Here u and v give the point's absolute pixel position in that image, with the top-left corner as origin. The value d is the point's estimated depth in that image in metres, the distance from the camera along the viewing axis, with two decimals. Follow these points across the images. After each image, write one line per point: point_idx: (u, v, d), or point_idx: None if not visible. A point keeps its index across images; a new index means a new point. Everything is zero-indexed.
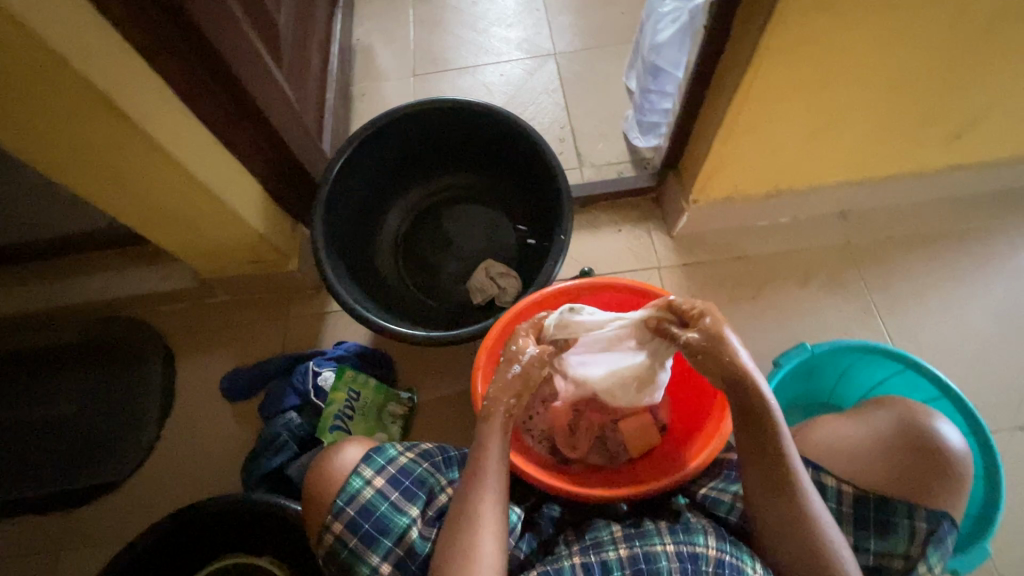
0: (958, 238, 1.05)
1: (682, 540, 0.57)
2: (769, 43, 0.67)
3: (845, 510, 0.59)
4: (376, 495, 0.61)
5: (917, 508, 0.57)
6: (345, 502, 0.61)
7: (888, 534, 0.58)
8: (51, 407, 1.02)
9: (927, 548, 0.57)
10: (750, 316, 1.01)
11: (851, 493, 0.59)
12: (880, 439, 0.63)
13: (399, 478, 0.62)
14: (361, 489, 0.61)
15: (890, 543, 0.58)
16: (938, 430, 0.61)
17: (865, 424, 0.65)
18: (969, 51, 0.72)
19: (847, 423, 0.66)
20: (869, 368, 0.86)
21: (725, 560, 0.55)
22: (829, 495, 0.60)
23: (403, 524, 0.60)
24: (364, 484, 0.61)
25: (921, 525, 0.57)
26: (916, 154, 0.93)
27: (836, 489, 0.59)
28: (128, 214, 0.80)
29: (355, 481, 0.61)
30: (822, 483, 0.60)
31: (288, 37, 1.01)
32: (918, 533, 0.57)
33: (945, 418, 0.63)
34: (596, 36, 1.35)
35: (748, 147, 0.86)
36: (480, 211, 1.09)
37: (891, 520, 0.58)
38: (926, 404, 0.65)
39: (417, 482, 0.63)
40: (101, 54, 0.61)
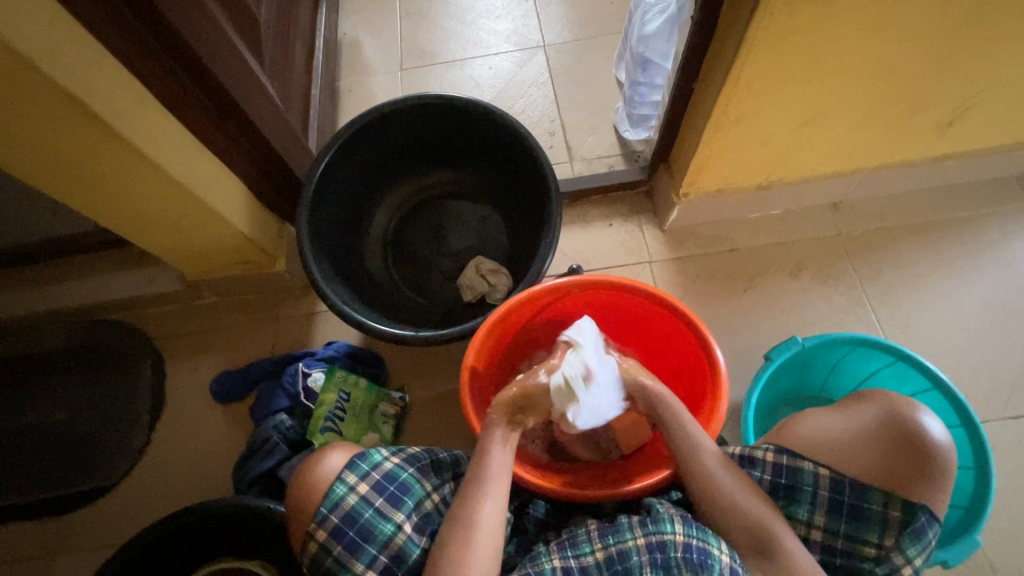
0: (950, 227, 1.04)
1: (651, 531, 0.56)
2: (757, 33, 0.66)
3: (822, 493, 0.60)
4: (360, 502, 0.60)
5: (892, 497, 0.58)
6: (329, 510, 0.60)
7: (863, 521, 0.59)
8: (39, 412, 1.01)
9: (902, 538, 0.57)
10: (742, 309, 1.00)
11: (827, 477, 0.60)
12: (861, 430, 0.62)
13: (385, 484, 0.61)
14: (346, 496, 0.60)
15: (864, 531, 0.59)
16: (922, 423, 0.60)
17: (847, 415, 0.64)
18: (960, 40, 0.71)
19: (834, 414, 0.65)
20: (860, 360, 0.86)
21: (693, 544, 0.55)
22: (805, 480, 0.61)
23: (389, 531, 0.60)
24: (348, 490, 0.61)
25: (895, 514, 0.58)
26: (907, 143, 0.92)
27: (812, 473, 0.61)
28: (109, 218, 0.79)
29: (339, 488, 0.61)
30: (798, 467, 0.61)
31: (270, 33, 0.99)
32: (891, 522, 0.58)
33: (931, 412, 0.62)
34: (586, 27, 1.34)
35: (737, 140, 0.85)
36: (468, 208, 1.08)
37: (865, 508, 0.59)
38: (913, 398, 0.64)
39: (403, 487, 0.62)
40: (74, 58, 0.59)
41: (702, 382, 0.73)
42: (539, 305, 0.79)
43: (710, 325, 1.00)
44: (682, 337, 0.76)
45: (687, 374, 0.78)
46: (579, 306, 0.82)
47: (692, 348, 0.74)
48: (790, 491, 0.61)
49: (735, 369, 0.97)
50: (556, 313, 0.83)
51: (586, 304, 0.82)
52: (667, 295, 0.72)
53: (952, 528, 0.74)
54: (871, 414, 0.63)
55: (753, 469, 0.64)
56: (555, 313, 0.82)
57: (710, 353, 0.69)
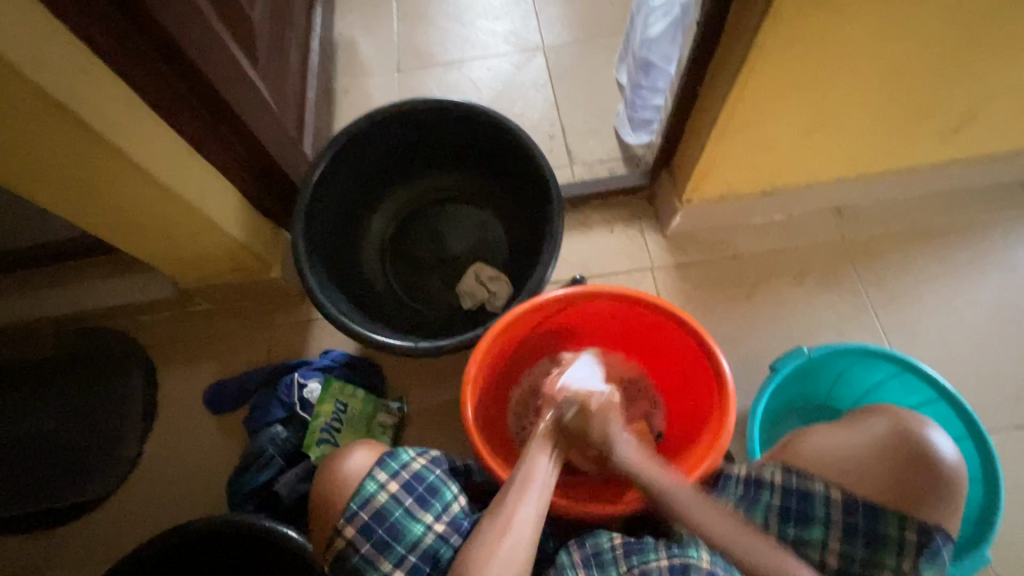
0: (954, 233, 1.03)
1: (676, 553, 0.57)
2: (765, 39, 0.64)
3: (834, 516, 0.59)
4: (390, 501, 0.58)
5: (907, 519, 0.57)
6: (358, 507, 0.58)
7: (879, 544, 0.57)
8: (27, 423, 0.98)
9: (919, 561, 0.56)
10: (745, 317, 0.99)
11: (838, 499, 0.59)
12: (870, 446, 0.61)
13: (414, 484, 0.60)
14: (376, 493, 0.59)
15: (881, 555, 0.57)
16: (932, 440, 0.59)
17: (853, 431, 0.63)
18: (969, 46, 0.70)
19: (841, 430, 0.64)
20: (866, 369, 0.84)
21: (717, 574, 0.55)
22: (816, 502, 0.60)
23: (417, 532, 0.58)
24: (379, 488, 0.59)
25: (911, 536, 0.56)
26: (912, 149, 0.91)
27: (823, 496, 0.60)
28: (99, 226, 0.77)
29: (370, 485, 0.59)
30: (809, 489, 0.60)
31: (264, 35, 0.96)
32: (908, 545, 0.56)
33: (940, 427, 0.62)
34: (585, 28, 1.32)
35: (743, 146, 0.84)
36: (468, 213, 1.06)
37: (880, 531, 0.57)
38: (919, 413, 0.63)
39: (431, 489, 0.61)
40: (62, 64, 0.57)
41: (708, 394, 0.71)
42: (541, 315, 0.77)
43: (713, 333, 0.99)
44: (686, 348, 0.74)
45: (692, 385, 0.76)
46: (580, 317, 0.81)
47: (697, 360, 0.73)
48: (802, 514, 0.60)
49: (739, 378, 0.95)
50: (557, 323, 0.81)
51: (588, 315, 0.80)
52: (672, 306, 0.70)
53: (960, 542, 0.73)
54: (879, 430, 0.61)
55: (763, 492, 0.63)
56: (557, 323, 0.81)
57: (716, 364, 0.67)
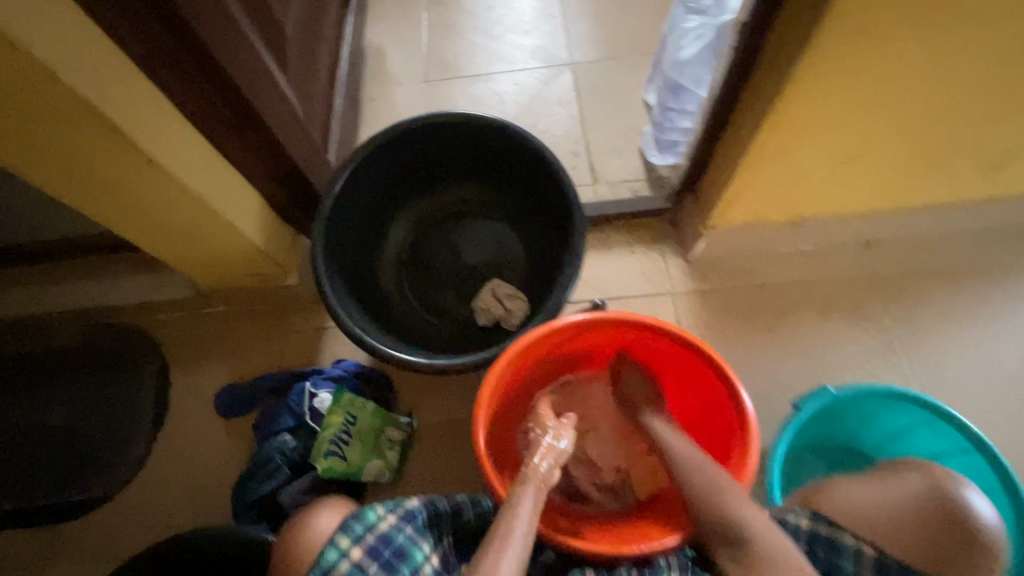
0: (991, 274, 0.99)
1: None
2: (803, 69, 0.63)
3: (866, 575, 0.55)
4: (353, 568, 0.56)
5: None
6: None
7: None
8: (39, 415, 0.99)
9: None
10: (767, 348, 0.96)
11: (871, 555, 0.55)
12: (907, 505, 0.59)
13: (380, 548, 0.58)
14: (337, 562, 0.57)
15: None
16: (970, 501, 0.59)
17: (887, 487, 0.62)
18: (1014, 86, 0.68)
19: (875, 486, 0.62)
20: (894, 413, 0.81)
21: None
22: (846, 556, 0.56)
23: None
24: (340, 556, 0.57)
25: None
26: (950, 186, 0.88)
27: (854, 549, 0.56)
28: (122, 226, 0.78)
29: (330, 553, 0.57)
30: (839, 541, 0.57)
31: (296, 42, 0.97)
32: None
33: (977, 489, 0.60)
34: (615, 46, 1.31)
35: (772, 175, 0.82)
36: (487, 227, 1.04)
37: None
38: (953, 470, 0.62)
39: (398, 553, 0.58)
40: (96, 68, 0.58)
41: (728, 432, 0.69)
42: (559, 340, 0.75)
43: (733, 363, 0.96)
44: (707, 381, 0.72)
45: (712, 420, 0.73)
46: (598, 343, 0.79)
47: (717, 394, 0.70)
48: (829, 566, 0.57)
49: (760, 412, 0.92)
50: (575, 348, 0.79)
51: (606, 341, 0.78)
52: (695, 338, 0.68)
53: None
54: (913, 489, 0.60)
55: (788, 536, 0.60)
56: (574, 348, 0.79)
57: (738, 401, 0.65)
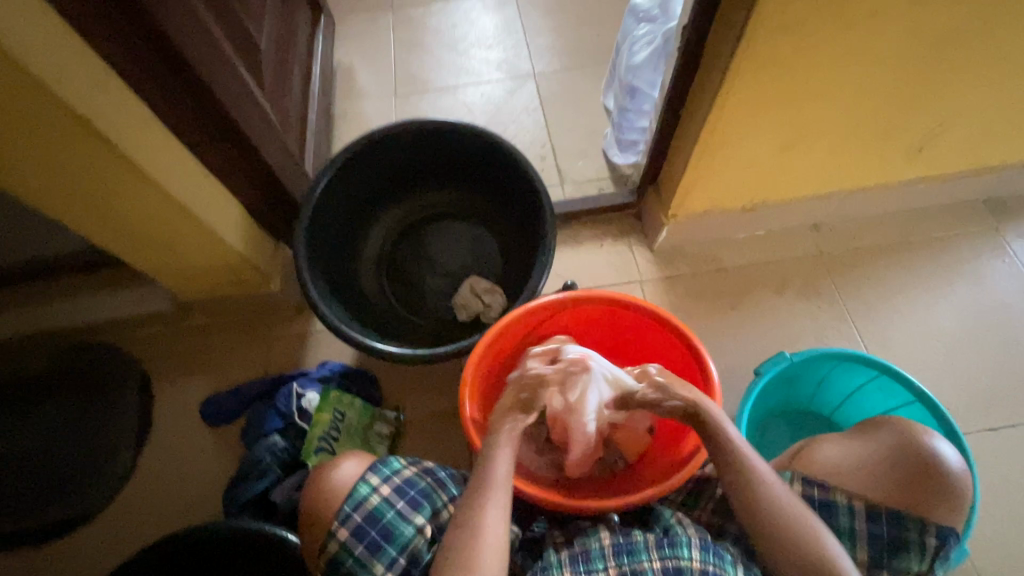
0: (926, 248, 1.09)
1: (667, 554, 0.57)
2: (737, 63, 0.70)
3: (859, 526, 0.62)
4: (382, 503, 0.61)
5: (927, 524, 0.61)
6: (352, 508, 0.61)
7: (900, 550, 0.61)
8: (17, 437, 0.98)
9: (935, 562, 0.61)
10: (729, 326, 1.03)
11: (863, 508, 0.62)
12: (882, 456, 0.66)
13: (405, 488, 0.63)
14: (369, 496, 0.61)
15: (903, 560, 0.61)
16: (939, 449, 0.64)
17: (865, 447, 0.68)
18: (923, 72, 0.76)
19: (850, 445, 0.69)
20: (847, 374, 0.88)
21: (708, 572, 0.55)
22: (840, 512, 0.63)
23: (408, 533, 0.60)
24: (371, 491, 0.62)
25: (931, 541, 0.60)
26: (880, 168, 0.98)
27: (846, 506, 0.63)
28: (105, 235, 0.79)
29: (363, 488, 0.62)
30: (833, 500, 0.64)
31: (270, 59, 1.01)
32: (928, 548, 0.61)
33: (944, 436, 0.66)
34: (574, 56, 1.39)
35: (722, 163, 0.89)
36: (463, 228, 1.09)
37: (903, 538, 0.61)
38: (926, 423, 0.67)
39: (422, 494, 0.63)
40: (82, 78, 0.61)
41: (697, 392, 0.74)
42: (536, 321, 0.80)
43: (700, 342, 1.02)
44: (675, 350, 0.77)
45: None
46: (574, 324, 0.84)
47: (685, 360, 0.76)
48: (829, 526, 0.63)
49: (726, 386, 0.98)
50: (552, 330, 0.84)
51: (581, 321, 0.84)
52: (660, 310, 0.74)
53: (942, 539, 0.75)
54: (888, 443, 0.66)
55: None
56: (551, 328, 0.84)
57: (704, 364, 0.70)
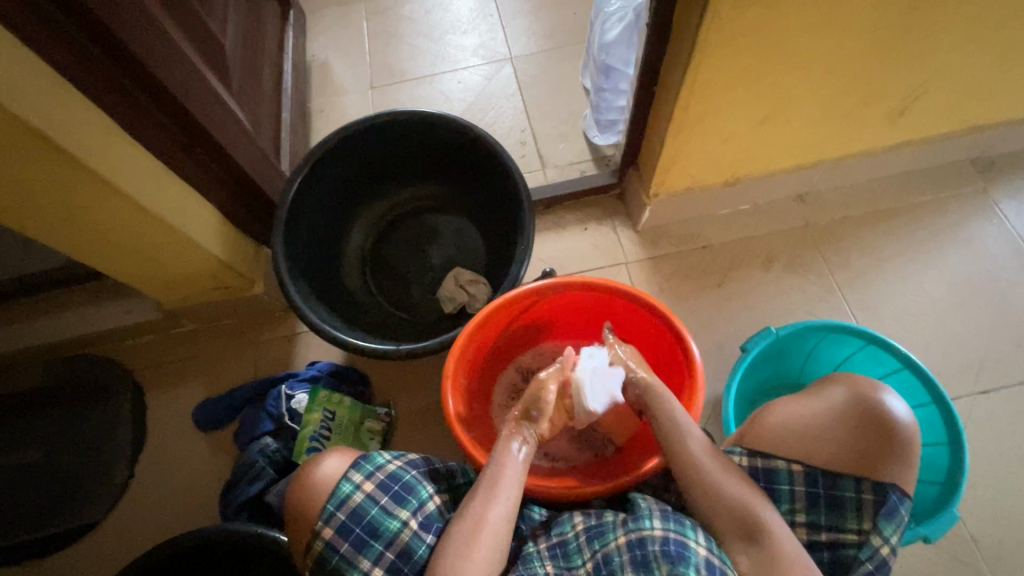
0: (913, 213, 1.08)
1: (631, 528, 0.57)
2: (707, 37, 0.68)
3: (798, 489, 0.61)
4: (366, 500, 0.60)
5: (863, 481, 0.59)
6: (335, 507, 0.60)
7: (839, 509, 0.60)
8: (13, 453, 0.98)
9: (878, 519, 0.58)
10: (716, 304, 1.03)
11: (801, 473, 0.61)
12: (830, 415, 0.64)
13: (389, 483, 0.62)
14: (352, 493, 0.61)
15: (842, 519, 0.60)
16: (885, 403, 0.63)
17: (813, 403, 0.66)
18: (900, 35, 0.74)
19: (800, 402, 0.67)
20: (834, 345, 0.88)
21: (670, 538, 0.55)
22: (782, 479, 0.62)
23: (394, 528, 0.60)
24: (355, 488, 0.61)
25: (868, 496, 0.59)
26: (862, 134, 0.96)
27: (786, 472, 0.62)
28: (78, 249, 0.78)
29: (345, 486, 0.61)
30: (773, 467, 0.63)
31: (237, 59, 0.99)
32: (865, 505, 0.59)
33: (894, 392, 0.65)
34: (551, 37, 1.36)
35: (700, 140, 0.88)
36: (445, 219, 1.09)
37: (840, 496, 0.60)
38: (874, 379, 0.66)
39: (407, 487, 0.63)
40: (33, 91, 0.59)
41: (680, 371, 0.75)
42: (518, 309, 0.80)
43: (689, 321, 1.02)
44: (658, 330, 0.77)
45: (665, 367, 0.79)
46: (556, 309, 0.84)
47: (669, 345, 0.76)
48: (769, 492, 0.62)
49: (715, 364, 0.98)
50: (535, 317, 0.84)
51: (564, 307, 0.84)
52: (638, 292, 0.74)
53: (933, 504, 0.76)
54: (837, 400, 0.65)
55: None
56: (533, 316, 0.84)
57: (685, 345, 0.70)
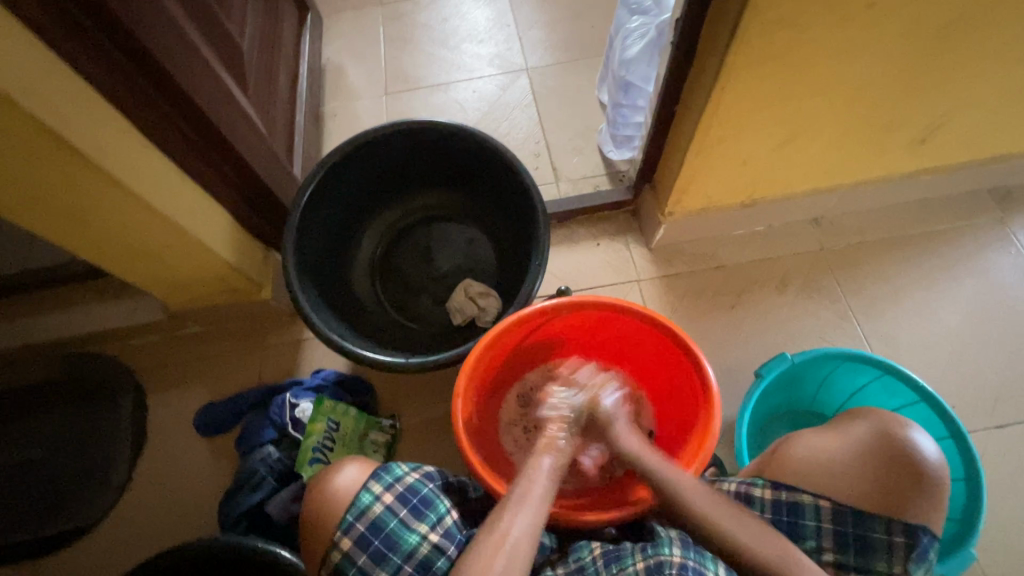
0: (929, 241, 1.07)
1: (649, 553, 0.56)
2: (733, 59, 0.68)
3: (825, 527, 0.60)
4: (386, 511, 0.59)
5: (894, 522, 0.58)
6: (354, 518, 0.59)
7: (869, 551, 0.59)
8: (12, 451, 0.97)
9: (909, 563, 0.57)
10: (728, 326, 1.01)
11: (828, 508, 0.60)
12: (859, 451, 0.63)
13: (409, 495, 0.61)
14: (371, 504, 0.59)
15: (872, 561, 0.58)
16: (914, 440, 0.61)
17: (842, 438, 0.65)
18: (926, 64, 0.74)
19: (827, 436, 0.66)
20: (850, 373, 0.86)
21: (688, 565, 0.54)
22: (807, 515, 0.61)
23: (412, 541, 0.58)
24: (374, 499, 0.60)
25: (899, 538, 0.58)
26: (882, 160, 0.95)
27: (813, 506, 0.61)
28: (88, 248, 0.78)
29: (365, 497, 0.60)
30: (798, 501, 0.62)
31: (254, 61, 0.99)
32: (897, 548, 0.58)
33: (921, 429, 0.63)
34: (568, 50, 1.36)
35: (719, 160, 0.87)
36: (457, 230, 1.07)
37: (868, 536, 0.59)
38: (901, 414, 0.65)
39: (426, 500, 0.61)
40: (52, 91, 0.59)
41: (694, 397, 0.73)
42: (531, 327, 0.79)
43: (701, 342, 1.01)
44: (673, 354, 0.76)
45: (679, 390, 0.78)
46: (568, 327, 0.83)
47: (684, 369, 0.74)
48: (793, 527, 0.61)
49: (727, 387, 0.97)
50: (547, 334, 0.83)
51: (577, 324, 0.82)
52: (655, 314, 0.73)
53: (949, 543, 0.74)
54: (866, 434, 0.63)
55: (752, 509, 0.64)
56: (545, 333, 0.82)
57: (702, 371, 0.69)
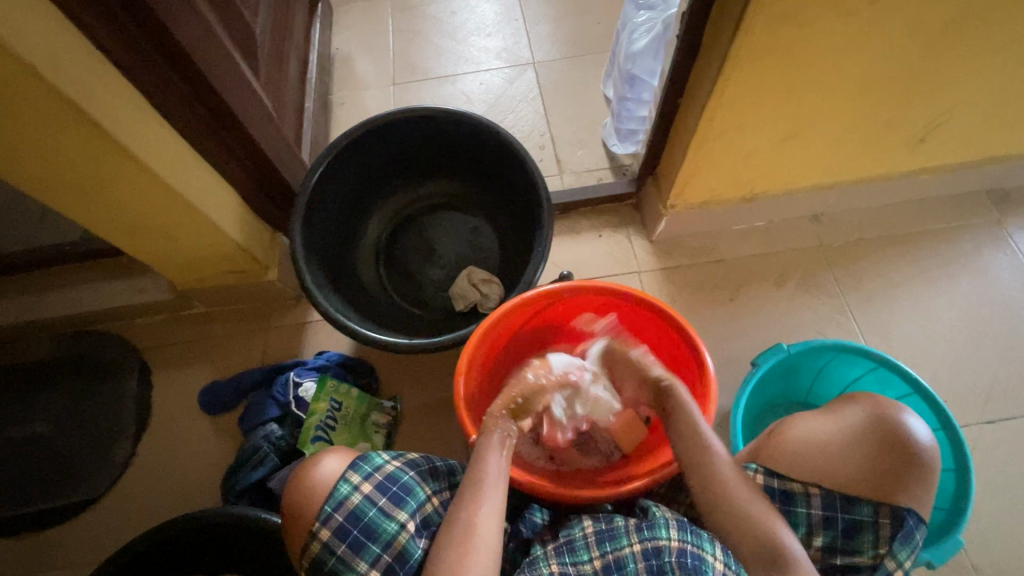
0: (926, 239, 1.08)
1: (646, 536, 0.56)
2: (739, 52, 0.69)
3: (815, 513, 0.61)
4: (364, 501, 0.60)
5: (880, 506, 0.59)
6: (333, 509, 0.60)
7: (855, 533, 0.60)
8: (19, 424, 0.99)
9: (894, 544, 0.58)
10: (726, 318, 1.03)
11: (818, 496, 0.61)
12: (847, 432, 0.65)
13: (388, 484, 0.62)
14: (350, 495, 0.60)
15: (858, 542, 0.60)
16: (906, 423, 0.63)
17: (835, 419, 0.67)
18: (928, 61, 0.75)
19: (821, 419, 0.68)
20: (845, 365, 0.88)
21: (687, 549, 0.54)
22: (797, 500, 0.62)
23: (391, 530, 0.59)
24: (352, 489, 0.61)
25: (885, 520, 0.59)
26: (882, 158, 0.96)
27: (803, 494, 0.62)
28: (100, 224, 0.79)
29: (343, 488, 0.61)
30: (790, 490, 0.62)
31: (266, 47, 1.00)
32: (882, 530, 0.59)
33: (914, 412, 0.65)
34: (574, 45, 1.38)
35: (721, 154, 0.89)
36: (460, 219, 1.09)
37: (856, 520, 0.60)
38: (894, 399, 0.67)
39: (405, 488, 0.62)
40: (71, 62, 0.60)
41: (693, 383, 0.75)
42: (534, 309, 0.80)
43: (699, 334, 1.02)
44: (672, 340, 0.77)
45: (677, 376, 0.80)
46: (570, 311, 0.84)
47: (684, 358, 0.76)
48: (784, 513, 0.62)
49: (724, 377, 0.98)
50: (549, 318, 0.84)
51: (582, 309, 0.84)
52: (656, 300, 0.74)
53: (937, 530, 0.76)
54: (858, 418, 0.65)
55: None
56: (547, 317, 0.84)
57: (700, 357, 0.70)
